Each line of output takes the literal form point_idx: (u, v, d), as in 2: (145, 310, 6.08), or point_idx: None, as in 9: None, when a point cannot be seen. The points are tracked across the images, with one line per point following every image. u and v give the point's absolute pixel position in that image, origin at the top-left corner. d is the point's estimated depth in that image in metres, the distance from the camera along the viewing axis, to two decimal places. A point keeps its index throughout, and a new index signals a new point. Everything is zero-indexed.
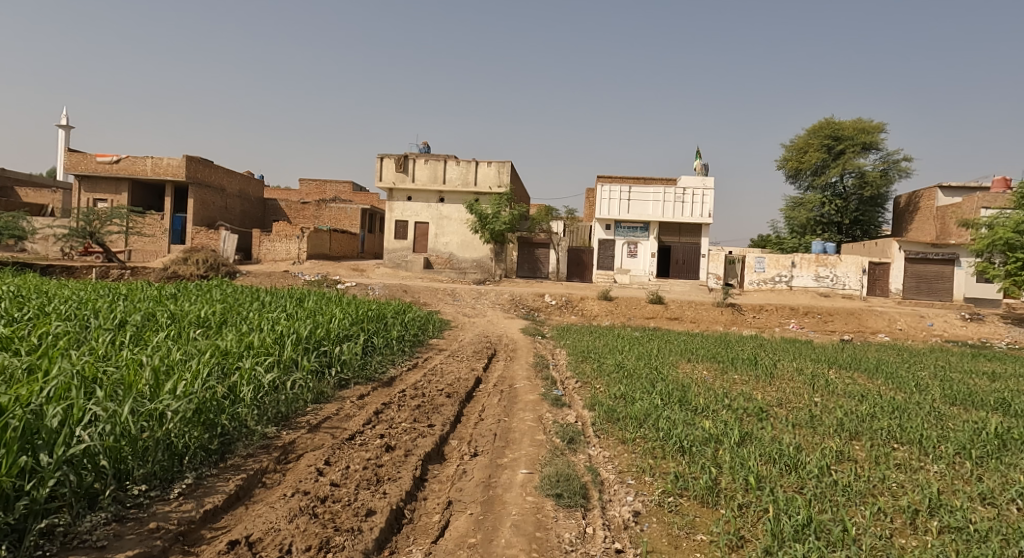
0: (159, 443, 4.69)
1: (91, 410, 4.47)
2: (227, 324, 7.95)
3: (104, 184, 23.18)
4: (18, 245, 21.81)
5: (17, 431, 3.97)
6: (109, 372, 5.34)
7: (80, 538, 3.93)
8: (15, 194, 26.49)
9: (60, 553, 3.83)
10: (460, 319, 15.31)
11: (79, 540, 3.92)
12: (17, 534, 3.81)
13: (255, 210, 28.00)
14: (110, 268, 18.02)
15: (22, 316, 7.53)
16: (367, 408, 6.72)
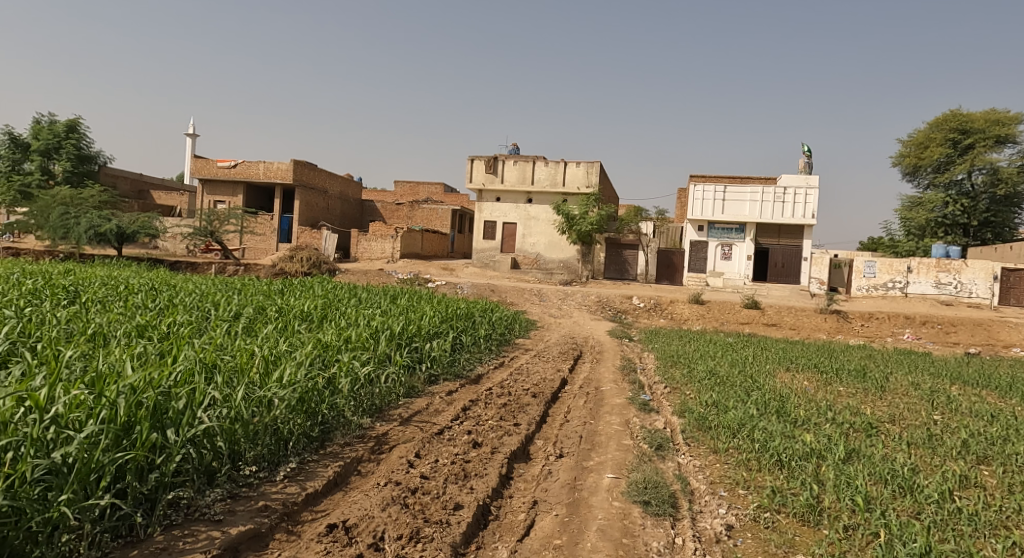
0: (267, 428, 4.90)
1: (210, 394, 4.69)
2: (328, 319, 8.21)
3: (224, 187, 24.75)
4: (150, 242, 23.71)
5: (151, 410, 4.18)
6: (226, 359, 5.62)
7: (201, 511, 4.11)
8: (149, 197, 28.92)
9: (185, 523, 4.01)
10: (547, 320, 15.22)
11: (199, 512, 4.10)
12: (149, 503, 3.99)
13: (353, 211, 29.10)
14: (226, 264, 19.18)
15: (155, 306, 8.11)
16: (456, 404, 6.75)
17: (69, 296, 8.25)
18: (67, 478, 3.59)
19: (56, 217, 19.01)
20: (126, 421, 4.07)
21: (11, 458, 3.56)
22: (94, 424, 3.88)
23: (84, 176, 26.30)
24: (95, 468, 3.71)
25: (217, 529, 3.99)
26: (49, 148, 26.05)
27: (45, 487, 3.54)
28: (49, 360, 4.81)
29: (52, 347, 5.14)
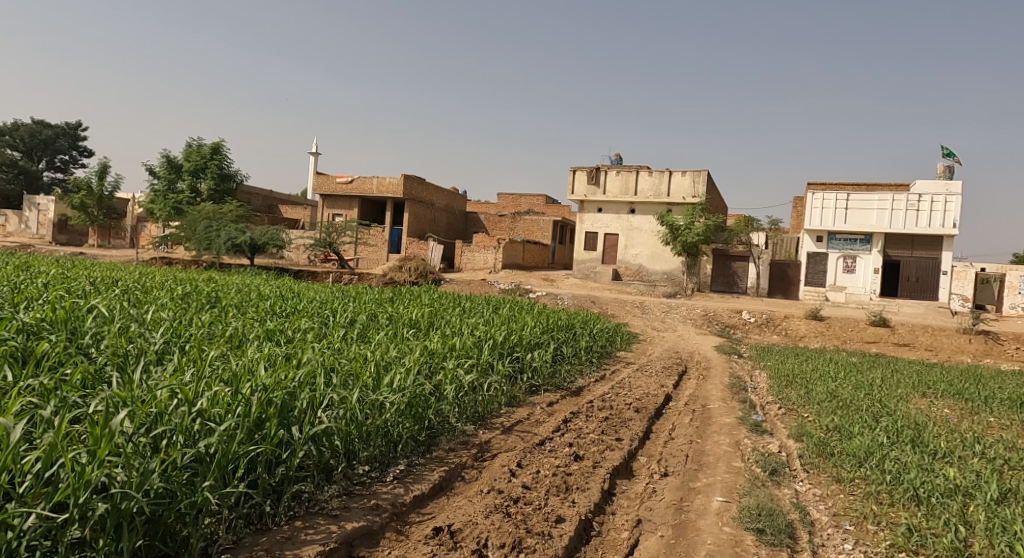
0: (378, 430, 5.12)
1: (329, 395, 4.95)
2: (435, 327, 8.42)
3: (341, 201, 26.18)
4: (277, 253, 25.41)
5: (278, 408, 4.45)
6: (342, 362, 5.93)
7: (319, 506, 4.32)
8: (278, 211, 31.16)
9: (305, 515, 4.23)
10: (649, 333, 14.91)
11: (318, 506, 4.32)
12: (276, 494, 4.24)
13: (458, 222, 29.93)
14: (342, 273, 20.17)
15: (281, 311, 8.69)
16: (557, 415, 6.73)
17: (209, 300, 9.01)
18: (209, 466, 3.86)
19: (201, 230, 20.86)
20: (258, 417, 4.36)
21: (165, 445, 3.86)
22: (232, 418, 4.18)
23: (226, 194, 28.74)
24: (232, 457, 3.97)
25: (334, 523, 4.17)
26: (198, 169, 28.47)
27: (192, 473, 3.81)
28: (194, 359, 5.24)
29: (197, 347, 5.61)
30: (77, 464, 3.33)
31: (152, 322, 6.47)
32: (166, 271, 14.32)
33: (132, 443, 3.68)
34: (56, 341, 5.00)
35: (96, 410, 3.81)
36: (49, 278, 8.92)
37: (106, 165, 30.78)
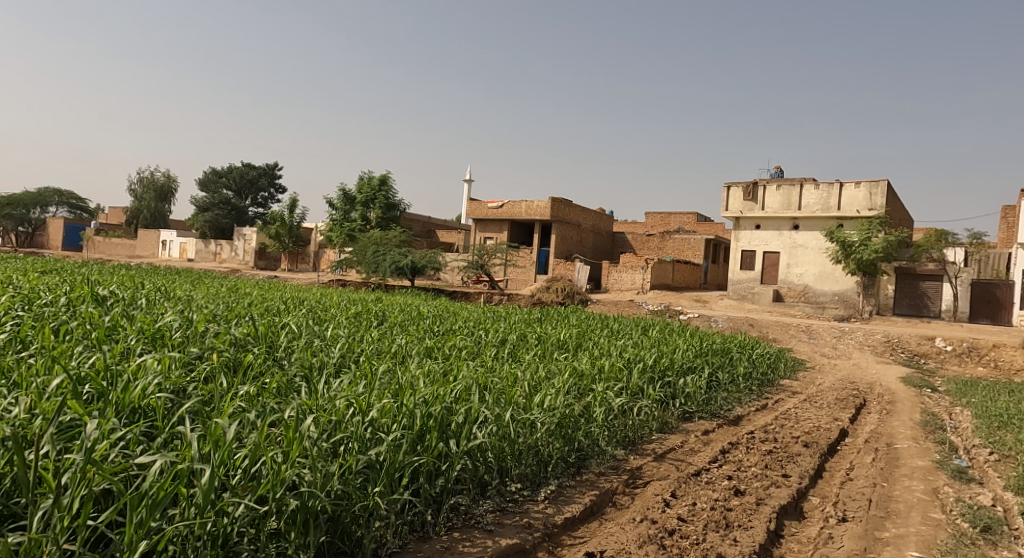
0: (530, 449, 5.29)
1: (483, 412, 5.20)
2: (582, 347, 8.50)
3: (492, 225, 27.22)
4: (435, 274, 26.84)
5: (439, 422, 4.77)
6: (495, 381, 6.18)
7: (475, 519, 4.53)
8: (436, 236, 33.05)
9: (463, 526, 4.46)
10: (818, 360, 13.97)
11: (474, 520, 4.52)
12: (437, 504, 4.52)
13: (604, 243, 29.99)
14: (493, 293, 20.87)
15: (438, 330, 9.21)
16: (713, 446, 6.50)
17: (378, 318, 9.79)
18: (379, 473, 4.19)
19: (370, 255, 22.60)
20: (420, 429, 4.70)
21: (343, 450, 4.26)
22: (398, 429, 4.53)
23: (391, 222, 30.91)
24: (399, 466, 4.29)
25: (490, 538, 4.34)
26: (368, 200, 30.89)
27: (363, 478, 4.16)
28: (365, 373, 5.73)
29: (368, 361, 6.13)
30: (274, 463, 3.77)
31: (331, 337, 7.18)
32: (339, 292, 15.65)
33: (317, 446, 4.11)
34: (257, 353, 5.70)
35: (289, 415, 4.31)
36: (248, 298, 10.14)
37: (295, 199, 34.44)
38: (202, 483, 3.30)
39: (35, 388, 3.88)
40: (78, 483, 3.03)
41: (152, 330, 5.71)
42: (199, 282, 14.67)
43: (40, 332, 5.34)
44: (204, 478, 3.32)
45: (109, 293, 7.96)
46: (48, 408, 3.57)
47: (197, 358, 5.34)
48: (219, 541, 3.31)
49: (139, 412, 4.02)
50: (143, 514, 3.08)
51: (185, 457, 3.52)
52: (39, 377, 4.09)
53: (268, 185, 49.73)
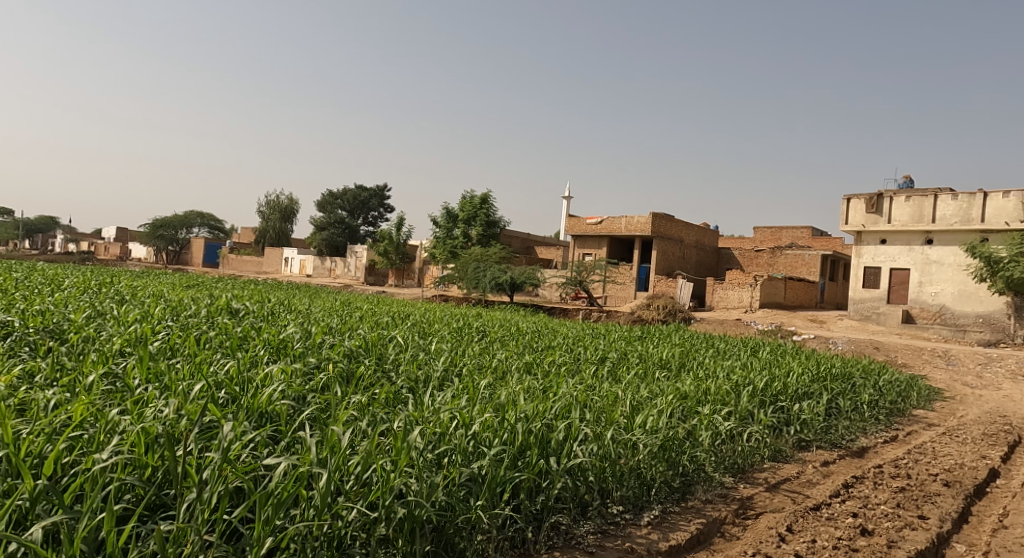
0: (631, 471, 5.18)
1: (583, 430, 5.16)
2: (686, 368, 8.23)
3: (591, 241, 27.15)
4: (534, 290, 27.02)
5: (539, 438, 4.77)
6: (595, 400, 6.11)
7: (576, 540, 4.43)
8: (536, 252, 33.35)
9: (564, 545, 4.37)
10: (958, 389, 12.81)
11: (575, 540, 4.43)
12: (537, 521, 4.48)
13: (709, 259, 29.25)
14: (593, 310, 20.69)
15: (538, 346, 9.21)
16: (834, 478, 6.02)
17: (479, 334, 9.93)
18: (481, 487, 4.23)
19: (472, 271, 23.06)
20: (520, 445, 4.72)
21: (447, 462, 4.34)
22: (500, 444, 4.56)
23: (492, 239, 31.46)
24: (500, 481, 4.31)
25: None
26: (469, 218, 31.62)
27: (466, 490, 4.21)
28: (468, 387, 5.82)
29: (470, 375, 6.22)
30: (384, 471, 3.89)
31: (435, 351, 7.35)
32: (444, 307, 16.06)
33: (423, 457, 4.20)
34: (368, 365, 5.92)
35: (397, 425, 4.45)
36: (360, 312, 10.60)
37: (402, 217, 35.81)
38: (320, 486, 3.45)
39: (180, 391, 4.21)
40: (217, 480, 3.23)
41: (276, 341, 6.10)
42: (317, 296, 15.51)
43: (184, 341, 5.81)
44: (322, 482, 3.47)
45: (240, 306, 8.57)
46: (191, 410, 3.86)
47: (315, 368, 5.62)
48: (334, 543, 3.43)
49: (266, 416, 4.28)
50: (269, 513, 3.26)
51: (305, 460, 3.69)
52: (184, 381, 4.45)
53: (377, 205, 51.92)
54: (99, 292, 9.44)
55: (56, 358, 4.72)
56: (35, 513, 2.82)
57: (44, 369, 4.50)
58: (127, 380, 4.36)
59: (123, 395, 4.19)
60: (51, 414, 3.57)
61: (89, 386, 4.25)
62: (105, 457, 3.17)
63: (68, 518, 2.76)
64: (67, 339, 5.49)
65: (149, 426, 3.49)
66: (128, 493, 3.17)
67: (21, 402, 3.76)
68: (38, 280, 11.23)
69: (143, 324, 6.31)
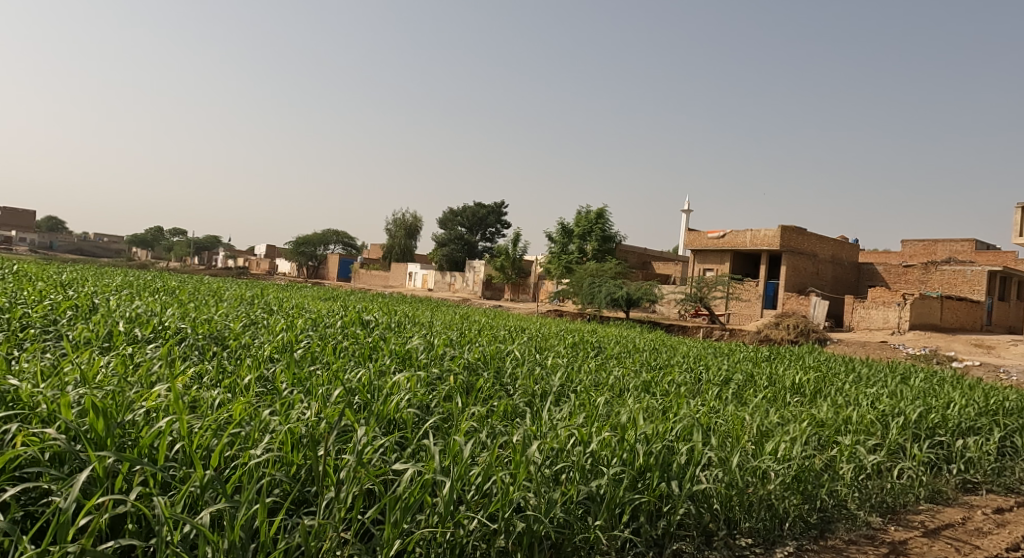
0: (762, 500, 4.81)
1: (707, 454, 4.86)
2: (823, 394, 7.59)
3: (713, 256, 26.30)
4: (652, 307, 26.40)
5: (661, 460, 4.54)
6: (720, 423, 5.77)
7: None
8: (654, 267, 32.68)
9: None
10: None
11: None
12: (658, 547, 4.23)
13: (847, 275, 27.46)
14: (715, 328, 19.84)
15: (657, 364, 8.89)
16: (1008, 528, 5.28)
17: (596, 349, 9.76)
18: (599, 507, 4.05)
19: (586, 286, 22.90)
20: (640, 466, 4.51)
21: (566, 479, 4.19)
22: (619, 463, 4.38)
23: (608, 254, 31.11)
24: (619, 502, 4.11)
25: None
26: (585, 232, 31.47)
27: (584, 509, 4.05)
28: (585, 404, 5.67)
29: (587, 392, 6.08)
30: (503, 482, 3.82)
31: (551, 366, 7.26)
32: (562, 323, 16.00)
33: (541, 472, 4.09)
34: (487, 378, 5.93)
35: (516, 438, 4.39)
36: (480, 326, 10.75)
37: (520, 233, 36.31)
38: (444, 493, 3.43)
39: (321, 395, 4.37)
40: (351, 481, 3.31)
41: (401, 352, 6.26)
42: (440, 309, 15.97)
43: (322, 349, 6.09)
44: (446, 489, 3.45)
45: (370, 318, 8.93)
46: (330, 413, 3.99)
47: (438, 379, 5.71)
48: (457, 551, 3.38)
49: (394, 423, 4.36)
50: (398, 515, 3.26)
51: (431, 467, 3.68)
52: (324, 386, 4.65)
53: (495, 221, 52.86)
54: (251, 303, 10.20)
55: (220, 361, 5.05)
56: (203, 499, 2.95)
57: (210, 371, 4.82)
58: (277, 384, 4.60)
59: (273, 397, 4.40)
60: (216, 411, 3.78)
61: (246, 387, 4.51)
62: (259, 453, 3.31)
63: (230, 506, 2.87)
64: (228, 344, 5.93)
65: (294, 426, 3.63)
66: (278, 488, 3.27)
67: (193, 398, 4.01)
68: (204, 291, 12.43)
69: (289, 332, 6.70)
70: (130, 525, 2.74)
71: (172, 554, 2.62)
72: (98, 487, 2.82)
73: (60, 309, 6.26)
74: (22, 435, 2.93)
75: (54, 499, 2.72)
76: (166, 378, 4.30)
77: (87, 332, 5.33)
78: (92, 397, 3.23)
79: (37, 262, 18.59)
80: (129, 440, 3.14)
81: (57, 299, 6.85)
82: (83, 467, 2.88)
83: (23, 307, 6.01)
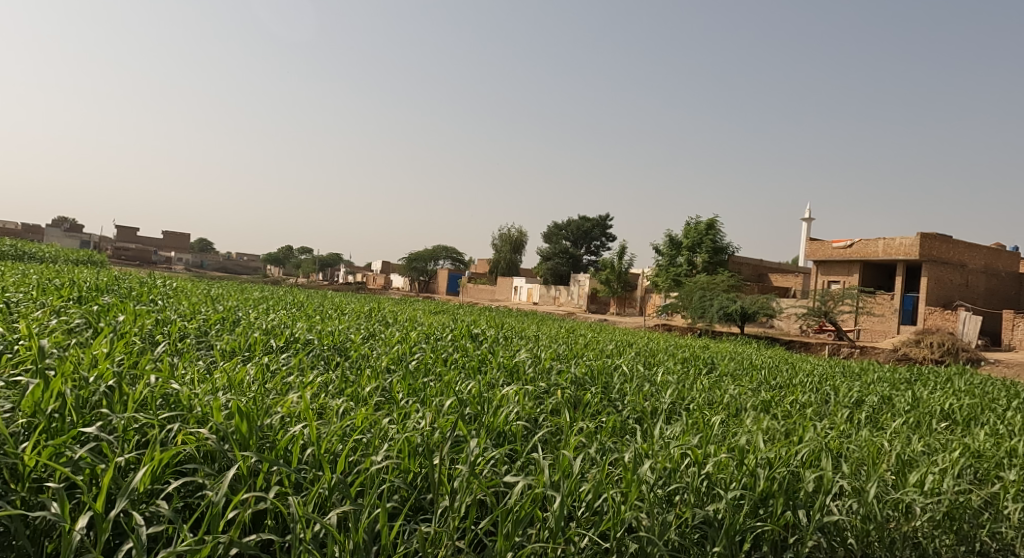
0: (905, 538, 4.28)
1: (837, 482, 4.40)
2: (977, 422, 6.77)
3: (838, 267, 24.79)
4: (769, 321, 25.08)
5: (785, 486, 4.13)
6: (852, 449, 5.25)
7: None
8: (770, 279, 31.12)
9: None
10: None
11: None
12: None
13: (1006, 287, 24.82)
14: (842, 345, 18.46)
15: (777, 383, 8.30)
16: None
17: (708, 366, 9.26)
18: (716, 532, 3.69)
19: (697, 299, 22.08)
20: (761, 492, 4.12)
21: (679, 501, 3.90)
22: (738, 487, 4.03)
23: (719, 266, 29.94)
24: (740, 530, 3.72)
25: None
26: (694, 244, 30.47)
27: (699, 535, 3.72)
28: (698, 423, 5.33)
29: (700, 410, 5.73)
30: (615, 501, 3.60)
31: (661, 383, 6.93)
32: (671, 337, 15.46)
33: (654, 492, 3.82)
34: (594, 392, 5.72)
35: (627, 456, 4.15)
36: (586, 340, 10.53)
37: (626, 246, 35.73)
38: (554, 508, 3.26)
39: (434, 406, 4.33)
40: (465, 491, 3.23)
41: (508, 365, 6.17)
42: (547, 323, 15.89)
43: (434, 361, 6.11)
44: (557, 504, 3.26)
45: (478, 332, 8.93)
46: (443, 423, 3.94)
47: (545, 392, 5.56)
48: None
49: (502, 435, 4.24)
50: (509, 528, 3.12)
51: (540, 482, 3.52)
52: (437, 398, 4.62)
53: (600, 235, 52.41)
54: (367, 316, 10.52)
55: (342, 372, 5.15)
56: (332, 502, 2.92)
57: (335, 380, 4.90)
58: (394, 394, 4.62)
59: (390, 407, 4.42)
60: (341, 419, 3.79)
61: (366, 397, 4.54)
62: (379, 459, 3.27)
63: (354, 509, 2.83)
64: (350, 355, 6.08)
65: (410, 435, 3.59)
66: (396, 493, 3.23)
67: (320, 407, 4.05)
68: (326, 305, 13.03)
69: (404, 345, 6.80)
70: (267, 520, 2.76)
71: (304, 552, 2.59)
72: (242, 485, 2.84)
73: (211, 320, 6.68)
74: (180, 432, 2.99)
75: (206, 494, 2.74)
76: (298, 387, 4.40)
77: (230, 342, 5.61)
78: (236, 401, 3.30)
79: (185, 278, 20.38)
80: (268, 442, 3.18)
81: (208, 312, 7.33)
82: (230, 466, 2.92)
83: (179, 318, 6.45)
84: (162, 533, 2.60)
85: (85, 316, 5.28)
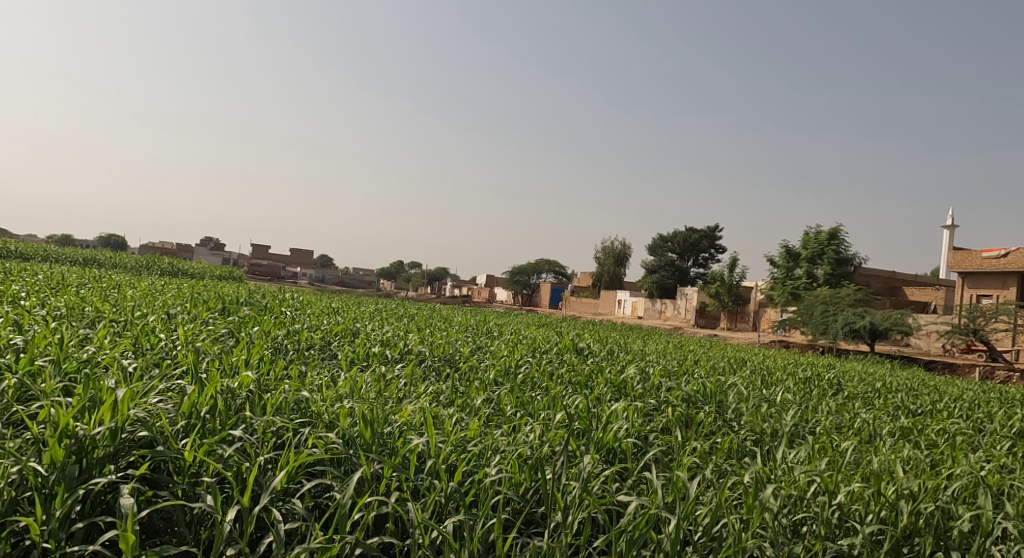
0: None
1: (999, 523, 3.89)
2: None
3: (989, 280, 22.65)
4: (904, 340, 23.17)
5: (933, 523, 3.69)
6: (1016, 487, 4.65)
7: None
8: (903, 294, 28.76)
9: None
10: None
11: None
12: None
13: None
14: (997, 368, 16.62)
15: (919, 409, 7.56)
16: None
17: (834, 388, 8.58)
18: None
19: (818, 315, 20.79)
20: (905, 529, 3.69)
21: (808, 532, 3.59)
22: (877, 522, 3.66)
23: (842, 278, 28.05)
24: None
25: None
26: (814, 255, 28.77)
27: None
28: (827, 448, 4.95)
29: (829, 435, 5.32)
30: (736, 528, 3.37)
31: (783, 404, 6.51)
32: (790, 355, 14.60)
33: (779, 521, 3.54)
34: (709, 412, 5.45)
35: (747, 479, 3.90)
36: (696, 356, 10.12)
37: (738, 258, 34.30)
38: (670, 531, 3.08)
39: (543, 420, 4.28)
40: (577, 507, 3.13)
41: (616, 381, 6.02)
42: (653, 337, 15.46)
43: (541, 375, 6.02)
44: (673, 527, 3.08)
45: (584, 346, 8.78)
46: (552, 437, 3.86)
47: (655, 410, 5.37)
48: None
49: (614, 453, 4.11)
50: (623, 548, 2.98)
51: (654, 503, 3.34)
52: (545, 411, 4.56)
53: (710, 246, 50.76)
54: (474, 329, 10.63)
55: (452, 383, 5.19)
56: (447, 510, 2.91)
57: (446, 391, 4.95)
58: (504, 406, 4.61)
59: (498, 419, 4.39)
60: (455, 429, 3.81)
61: (477, 408, 4.56)
62: (492, 471, 3.24)
63: (469, 519, 2.81)
64: (459, 366, 6.16)
65: (520, 449, 3.54)
66: (509, 506, 3.18)
67: (434, 416, 4.10)
68: (434, 317, 13.31)
69: (512, 358, 6.80)
70: (388, 525, 2.78)
71: None
72: (366, 489, 2.89)
73: (332, 332, 6.97)
74: (310, 436, 3.09)
75: (335, 496, 2.81)
76: (413, 396, 4.50)
77: (351, 352, 5.83)
78: (360, 408, 3.39)
79: (307, 292, 21.69)
80: (388, 448, 3.24)
81: (330, 324, 7.67)
82: (355, 469, 2.98)
83: (305, 328, 6.78)
84: (296, 529, 2.67)
85: (228, 326, 5.66)
